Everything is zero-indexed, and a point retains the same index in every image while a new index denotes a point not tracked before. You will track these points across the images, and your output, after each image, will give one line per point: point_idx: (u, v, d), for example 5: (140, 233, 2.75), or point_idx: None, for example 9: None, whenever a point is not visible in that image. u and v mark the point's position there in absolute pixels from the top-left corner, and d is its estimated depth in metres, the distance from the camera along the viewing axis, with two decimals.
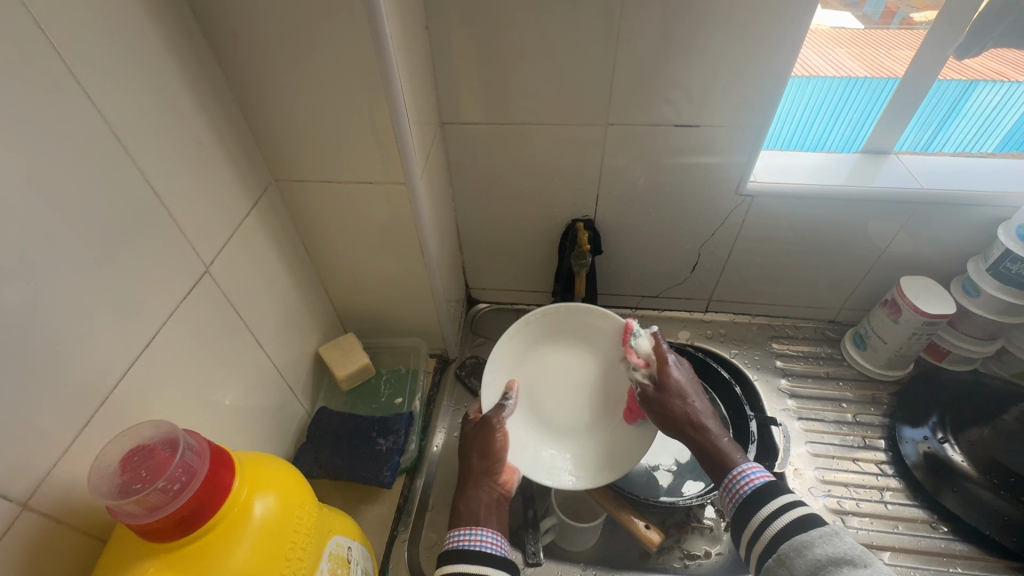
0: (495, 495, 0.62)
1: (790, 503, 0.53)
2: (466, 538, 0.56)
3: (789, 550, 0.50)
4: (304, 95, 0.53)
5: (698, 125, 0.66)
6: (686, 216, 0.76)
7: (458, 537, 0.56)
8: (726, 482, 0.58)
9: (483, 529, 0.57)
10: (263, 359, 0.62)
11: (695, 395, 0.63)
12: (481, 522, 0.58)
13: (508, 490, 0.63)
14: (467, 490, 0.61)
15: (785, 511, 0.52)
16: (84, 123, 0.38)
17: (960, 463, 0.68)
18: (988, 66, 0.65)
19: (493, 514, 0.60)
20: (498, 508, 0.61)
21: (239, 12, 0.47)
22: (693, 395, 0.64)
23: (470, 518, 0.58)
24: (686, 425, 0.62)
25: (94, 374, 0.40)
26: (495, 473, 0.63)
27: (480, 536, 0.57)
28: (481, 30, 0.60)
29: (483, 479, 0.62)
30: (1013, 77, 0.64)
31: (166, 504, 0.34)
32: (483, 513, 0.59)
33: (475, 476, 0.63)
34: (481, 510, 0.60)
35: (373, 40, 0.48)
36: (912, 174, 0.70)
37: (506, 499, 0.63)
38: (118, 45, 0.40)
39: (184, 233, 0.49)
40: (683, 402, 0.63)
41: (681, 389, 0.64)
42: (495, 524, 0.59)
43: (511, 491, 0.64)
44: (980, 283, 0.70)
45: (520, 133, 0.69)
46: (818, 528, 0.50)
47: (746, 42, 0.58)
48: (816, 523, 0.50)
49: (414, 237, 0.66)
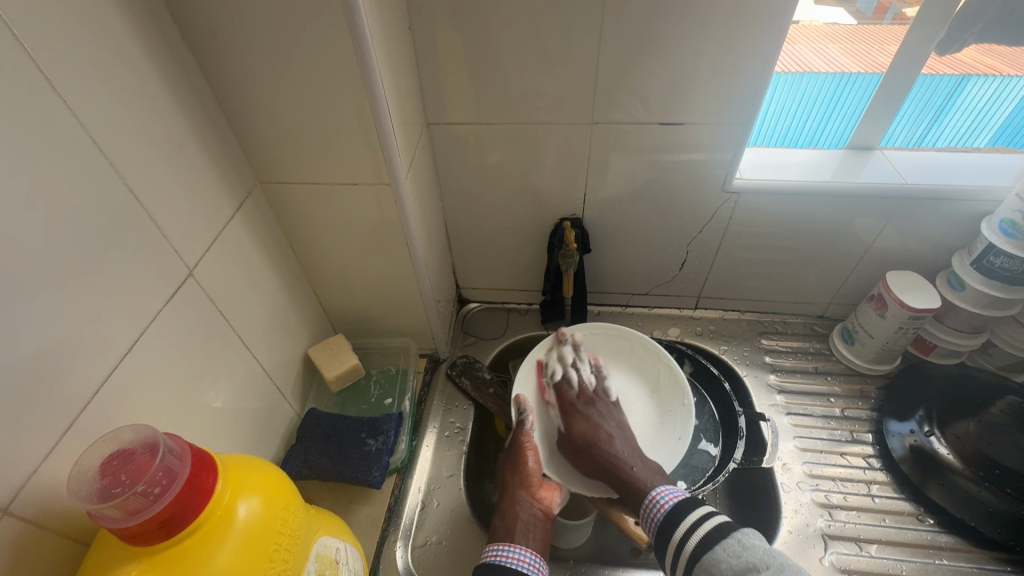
0: (535, 513, 0.64)
1: (710, 512, 0.57)
2: (502, 554, 0.59)
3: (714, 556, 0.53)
4: (287, 96, 0.53)
5: (683, 123, 0.66)
6: (673, 213, 0.77)
7: (496, 553, 0.59)
8: (647, 502, 0.61)
9: (517, 547, 0.59)
10: (251, 362, 0.62)
11: (620, 430, 0.69)
12: (517, 540, 0.60)
13: (548, 508, 0.65)
14: (504, 509, 0.64)
15: (702, 523, 0.56)
16: (61, 127, 0.38)
17: (945, 455, 0.68)
18: (983, 61, 0.64)
19: (532, 533, 0.62)
20: (538, 527, 0.63)
21: (218, 14, 0.47)
22: (612, 423, 0.70)
23: (508, 535, 0.61)
24: (591, 441, 0.67)
25: (75, 378, 0.40)
26: (531, 490, 0.65)
27: (516, 552, 0.59)
28: (465, 30, 0.60)
29: (522, 496, 0.64)
30: (1008, 72, 0.64)
31: (146, 508, 0.35)
32: (518, 531, 0.61)
33: (511, 492, 0.65)
34: (519, 527, 0.62)
35: (353, 41, 0.48)
36: (897, 169, 0.70)
37: (547, 518, 0.64)
38: (95, 49, 0.40)
39: (167, 237, 0.49)
40: (608, 403, 0.72)
41: (604, 413, 0.70)
42: (532, 542, 0.61)
43: (552, 510, 0.65)
44: (965, 277, 0.70)
45: (506, 132, 0.69)
46: (733, 535, 0.54)
47: (728, 40, 0.58)
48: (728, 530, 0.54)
49: (402, 238, 0.66)
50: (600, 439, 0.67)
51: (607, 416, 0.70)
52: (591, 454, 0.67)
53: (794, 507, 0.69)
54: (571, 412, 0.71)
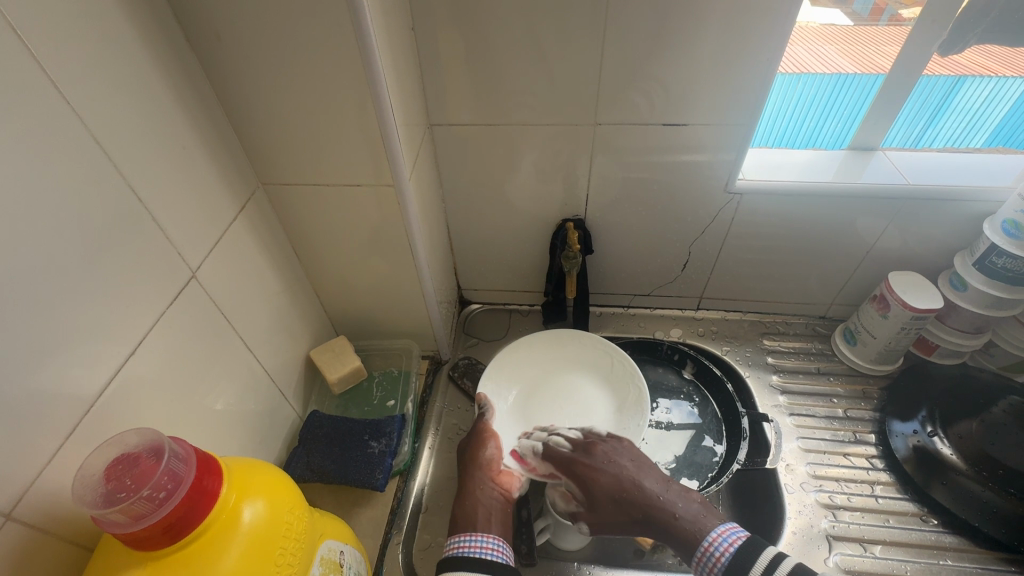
0: (496, 495, 0.65)
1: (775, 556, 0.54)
2: (465, 543, 0.59)
3: None
4: (290, 98, 0.53)
5: (686, 124, 0.66)
6: (675, 215, 0.76)
7: (459, 542, 0.59)
8: (698, 555, 0.57)
9: (477, 534, 0.60)
10: (253, 364, 0.62)
11: (627, 465, 0.65)
12: (480, 528, 0.61)
13: (508, 491, 0.66)
14: (464, 496, 0.64)
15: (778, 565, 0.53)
16: (65, 129, 0.38)
17: (949, 456, 0.68)
18: (978, 62, 0.64)
19: (494, 518, 0.63)
20: (498, 510, 0.64)
21: (221, 15, 0.47)
22: (624, 459, 0.66)
23: (469, 525, 0.61)
24: (627, 492, 0.63)
25: (79, 382, 0.40)
26: (491, 474, 0.66)
27: (480, 540, 0.59)
28: (468, 31, 0.60)
29: (481, 480, 0.66)
30: (1002, 73, 0.65)
31: (151, 512, 0.34)
32: (479, 519, 0.62)
33: (472, 479, 0.66)
34: (479, 514, 0.62)
35: (357, 42, 0.48)
36: (899, 169, 0.71)
37: (507, 501, 0.65)
38: (99, 51, 0.40)
39: (170, 238, 0.48)
40: (603, 453, 0.67)
41: (613, 453, 0.66)
42: (491, 525, 0.62)
43: (512, 494, 0.66)
44: (967, 278, 0.71)
45: (509, 133, 0.69)
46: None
47: (732, 41, 0.58)
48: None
49: (404, 240, 0.66)
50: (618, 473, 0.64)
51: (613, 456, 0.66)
52: (619, 503, 0.63)
53: (798, 508, 0.69)
54: (580, 469, 0.66)
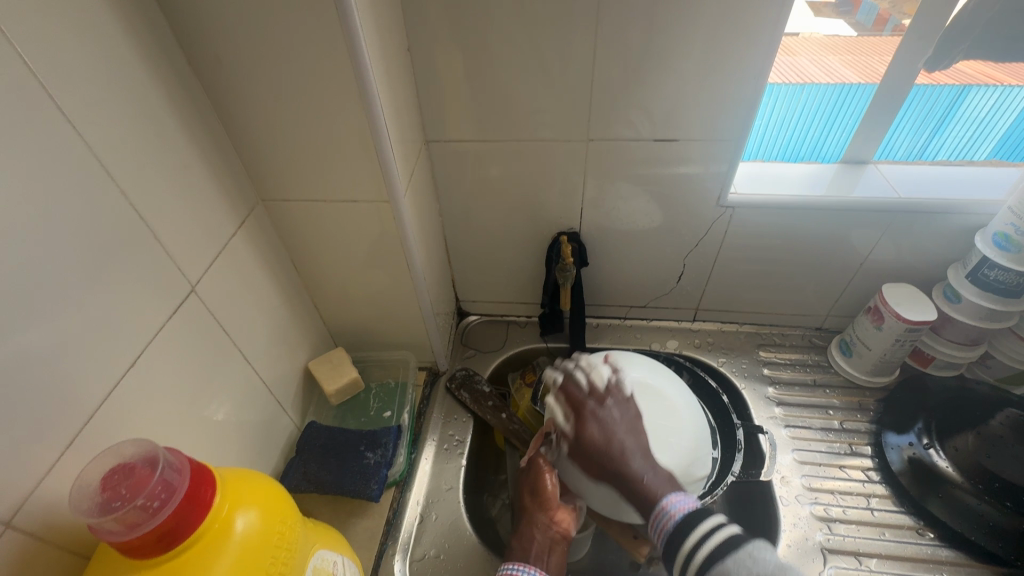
0: (551, 536, 0.63)
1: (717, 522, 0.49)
2: (520, 571, 0.58)
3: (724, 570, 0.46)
4: (288, 117, 0.54)
5: (676, 139, 0.67)
6: (670, 227, 0.77)
7: (514, 570, 0.58)
8: (653, 519, 0.53)
9: (534, 566, 0.60)
10: (251, 375, 0.63)
11: (625, 431, 0.57)
12: (533, 563, 0.60)
13: (565, 531, 0.64)
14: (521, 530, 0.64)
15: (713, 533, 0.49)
16: (68, 151, 0.40)
17: (945, 469, 0.67)
18: (984, 72, 0.64)
19: (549, 558, 0.62)
20: (553, 552, 0.63)
21: (223, 38, 0.49)
22: (620, 424, 0.58)
23: (525, 555, 0.61)
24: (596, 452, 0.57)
25: (78, 395, 0.41)
26: (549, 514, 0.64)
27: (535, 571, 0.59)
28: (463, 51, 0.62)
29: (540, 520, 0.64)
30: (1009, 82, 0.64)
31: (145, 521, 0.35)
32: (535, 553, 0.61)
33: (529, 514, 0.65)
34: (534, 549, 0.62)
35: (352, 64, 0.49)
36: (891, 183, 0.71)
37: (563, 539, 0.64)
38: (102, 74, 0.42)
39: (170, 253, 0.50)
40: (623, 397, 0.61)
41: (607, 416, 0.59)
42: (548, 567, 0.61)
43: (569, 533, 0.64)
44: (960, 289, 0.71)
45: (504, 149, 0.71)
46: (740, 550, 0.47)
47: (718, 59, 0.60)
48: (733, 549, 0.47)
49: (400, 253, 0.67)
50: (610, 435, 0.57)
51: (611, 420, 0.58)
52: (586, 451, 0.57)
53: (793, 521, 0.69)
54: (581, 415, 0.59)
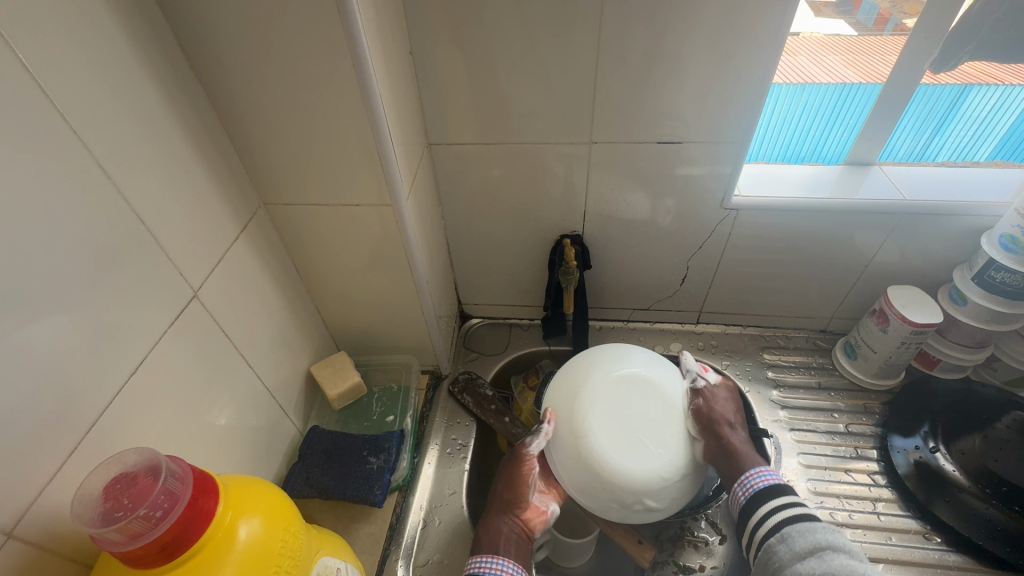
0: (517, 531, 0.63)
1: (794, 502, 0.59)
2: (485, 563, 0.58)
3: (791, 531, 0.56)
4: (290, 120, 0.54)
5: (680, 141, 0.67)
6: (674, 229, 0.77)
7: (480, 562, 0.58)
8: (742, 478, 0.62)
9: (503, 558, 0.59)
10: (253, 380, 0.62)
11: (729, 404, 0.66)
12: (499, 552, 0.60)
13: (531, 530, 0.63)
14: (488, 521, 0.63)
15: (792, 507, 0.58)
16: (68, 156, 0.39)
17: (951, 472, 0.68)
18: (984, 70, 0.64)
19: (515, 550, 0.61)
20: (520, 546, 0.62)
21: (224, 43, 0.49)
22: (724, 397, 0.67)
23: (491, 545, 0.60)
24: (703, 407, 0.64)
25: (79, 403, 0.41)
26: (518, 510, 0.63)
27: (500, 563, 0.58)
28: (465, 54, 0.62)
29: (507, 514, 0.63)
30: (1009, 81, 0.64)
31: (148, 531, 0.35)
32: (504, 544, 0.60)
33: (499, 508, 0.64)
34: (500, 540, 0.61)
35: (354, 68, 0.49)
36: (896, 184, 0.71)
37: (528, 538, 0.63)
38: (103, 79, 0.42)
39: (171, 258, 0.49)
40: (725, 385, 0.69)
41: (718, 390, 0.68)
42: (514, 558, 0.60)
43: (534, 532, 0.64)
44: (966, 292, 0.70)
45: (506, 152, 0.71)
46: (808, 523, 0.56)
47: (722, 61, 0.59)
48: (804, 520, 0.57)
49: (403, 257, 0.67)
50: (716, 401, 0.66)
51: (719, 398, 0.67)
52: (702, 400, 0.65)
53: None
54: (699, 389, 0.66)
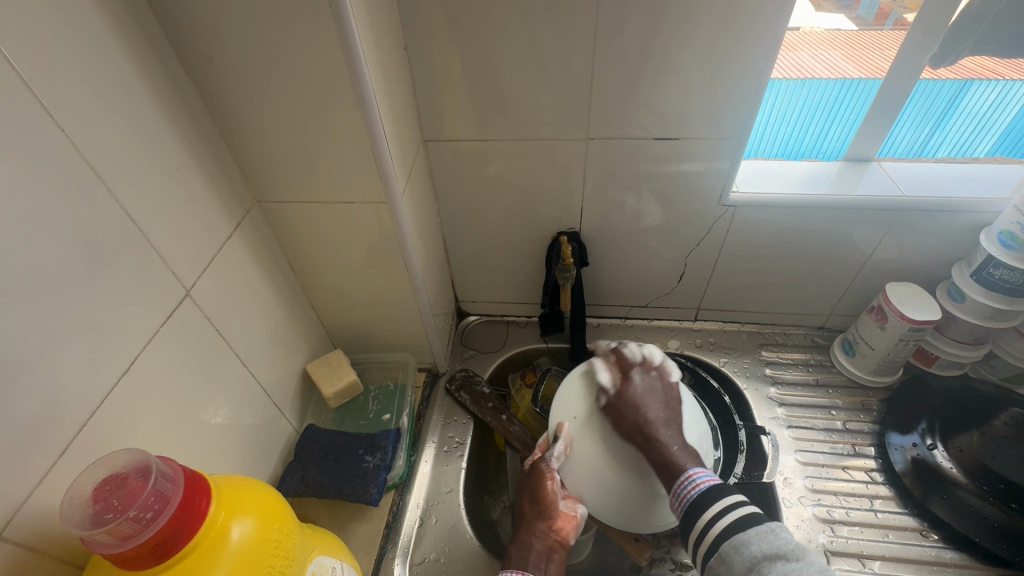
0: (550, 543, 0.60)
1: (738, 501, 0.52)
2: None
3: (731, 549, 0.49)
4: (283, 117, 0.54)
5: (678, 137, 0.66)
6: (671, 226, 0.77)
7: None
8: (675, 485, 0.55)
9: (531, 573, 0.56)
10: (248, 379, 0.62)
11: (659, 405, 0.60)
12: (532, 570, 0.57)
13: (565, 539, 0.61)
14: (519, 536, 0.61)
15: (730, 510, 0.51)
16: (57, 154, 0.39)
17: (949, 470, 0.67)
18: (983, 65, 0.63)
19: (549, 566, 0.59)
20: (552, 560, 0.59)
21: (215, 39, 0.48)
22: (657, 398, 0.61)
23: (523, 561, 0.58)
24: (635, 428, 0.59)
25: (68, 404, 0.40)
26: (548, 520, 0.61)
27: None
28: (461, 49, 0.61)
29: (537, 527, 0.61)
30: (1013, 76, 0.63)
31: (138, 532, 0.35)
32: (534, 562, 0.58)
33: (527, 522, 0.62)
34: (532, 558, 0.58)
35: (347, 63, 0.48)
36: (895, 180, 0.70)
37: (562, 548, 0.61)
38: (91, 76, 0.41)
39: (163, 256, 0.49)
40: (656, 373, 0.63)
41: (650, 387, 0.62)
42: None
43: (568, 540, 0.62)
44: (965, 289, 0.70)
45: (502, 148, 0.70)
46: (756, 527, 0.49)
47: (720, 55, 0.59)
48: (745, 526, 0.49)
49: (399, 254, 0.66)
50: (642, 401, 0.60)
51: (644, 397, 0.61)
52: (624, 408, 0.60)
53: (796, 523, 0.69)
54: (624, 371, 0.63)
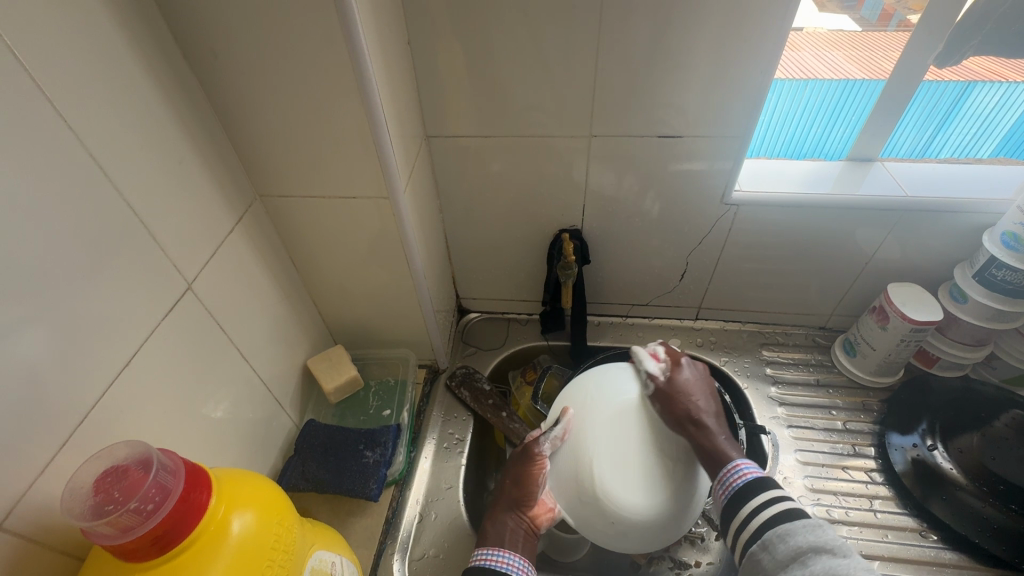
0: (524, 526, 0.61)
1: (777, 497, 0.52)
2: (491, 557, 0.57)
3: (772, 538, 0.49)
4: (286, 111, 0.53)
5: (681, 136, 0.66)
6: (673, 224, 0.76)
7: (484, 556, 0.57)
8: (720, 475, 0.56)
9: (508, 552, 0.57)
10: (249, 373, 0.62)
11: (704, 391, 0.60)
12: (507, 544, 0.58)
13: (539, 525, 0.62)
14: (494, 515, 0.62)
15: (772, 504, 0.51)
16: (59, 145, 0.39)
17: (949, 470, 0.68)
18: (985, 66, 0.64)
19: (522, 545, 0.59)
20: (527, 541, 0.60)
21: (218, 33, 0.48)
22: (701, 391, 0.61)
23: (497, 537, 0.59)
24: (685, 423, 0.58)
25: (69, 396, 0.40)
26: (524, 504, 0.62)
27: (506, 556, 0.57)
28: (464, 45, 0.61)
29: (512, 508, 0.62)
30: (1016, 78, 0.63)
31: (139, 524, 0.35)
32: (509, 539, 0.59)
33: (506, 504, 0.62)
34: (506, 534, 0.60)
35: (351, 58, 0.48)
36: (897, 180, 0.70)
37: (534, 534, 0.62)
38: (94, 68, 0.41)
39: (165, 250, 0.49)
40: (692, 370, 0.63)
41: (693, 372, 0.63)
42: (522, 554, 0.58)
43: (541, 527, 0.62)
44: (967, 290, 0.70)
45: (504, 145, 0.70)
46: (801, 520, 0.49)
47: (724, 53, 0.58)
48: (788, 520, 0.49)
49: (400, 250, 0.66)
50: (689, 389, 0.60)
51: (690, 387, 0.61)
52: (674, 398, 0.59)
53: None
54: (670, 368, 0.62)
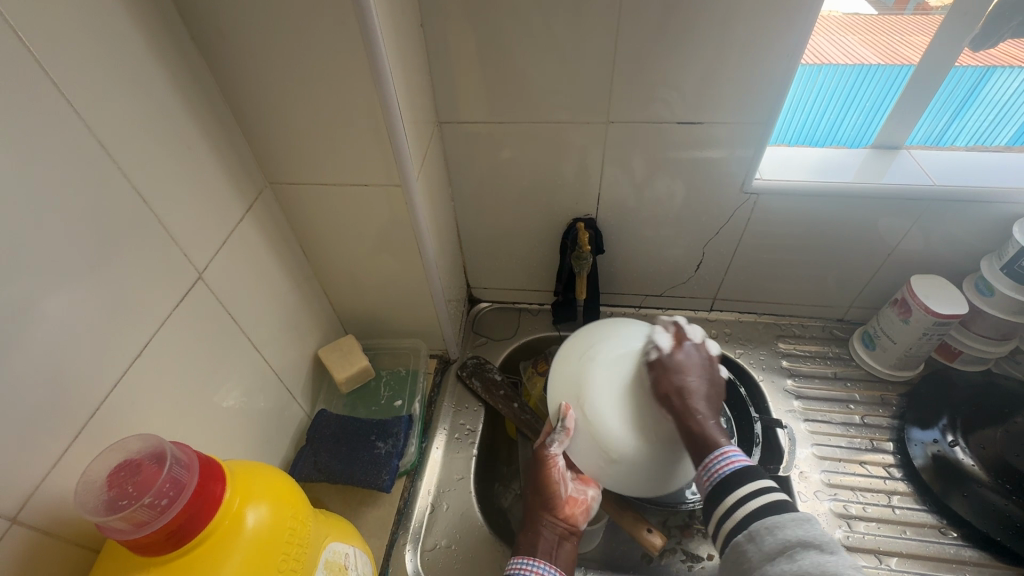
0: (559, 531, 0.61)
1: (762, 489, 0.50)
2: (526, 567, 0.57)
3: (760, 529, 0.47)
4: (296, 96, 0.52)
5: (701, 122, 0.64)
6: (689, 214, 0.75)
7: (519, 566, 0.57)
8: (703, 462, 0.53)
9: (541, 561, 0.57)
10: (260, 363, 0.62)
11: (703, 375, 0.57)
12: (540, 553, 0.58)
13: (573, 528, 0.61)
14: (527, 523, 0.62)
15: (755, 498, 0.49)
16: (66, 132, 0.37)
17: (969, 466, 0.66)
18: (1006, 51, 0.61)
19: (556, 553, 0.59)
20: (562, 547, 0.60)
21: (226, 15, 0.46)
22: (690, 370, 0.57)
23: (530, 546, 0.59)
24: (671, 400, 0.55)
25: (80, 388, 0.40)
26: (554, 511, 0.61)
27: (541, 566, 0.57)
28: (479, 27, 0.59)
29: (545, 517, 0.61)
30: None
31: (153, 519, 0.34)
32: (543, 548, 0.59)
33: (536, 510, 0.62)
34: (540, 541, 0.60)
35: (364, 40, 0.47)
36: (924, 169, 0.68)
37: (571, 536, 0.61)
38: (101, 52, 0.39)
39: (175, 239, 0.48)
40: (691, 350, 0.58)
41: (682, 359, 0.58)
42: (557, 562, 0.58)
43: (578, 527, 0.62)
44: (994, 283, 0.68)
45: (518, 131, 0.68)
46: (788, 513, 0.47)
47: (750, 35, 0.56)
48: (775, 512, 0.48)
49: (413, 239, 0.65)
50: (689, 388, 0.55)
51: (688, 367, 0.57)
52: (668, 374, 0.56)
53: None
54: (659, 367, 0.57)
